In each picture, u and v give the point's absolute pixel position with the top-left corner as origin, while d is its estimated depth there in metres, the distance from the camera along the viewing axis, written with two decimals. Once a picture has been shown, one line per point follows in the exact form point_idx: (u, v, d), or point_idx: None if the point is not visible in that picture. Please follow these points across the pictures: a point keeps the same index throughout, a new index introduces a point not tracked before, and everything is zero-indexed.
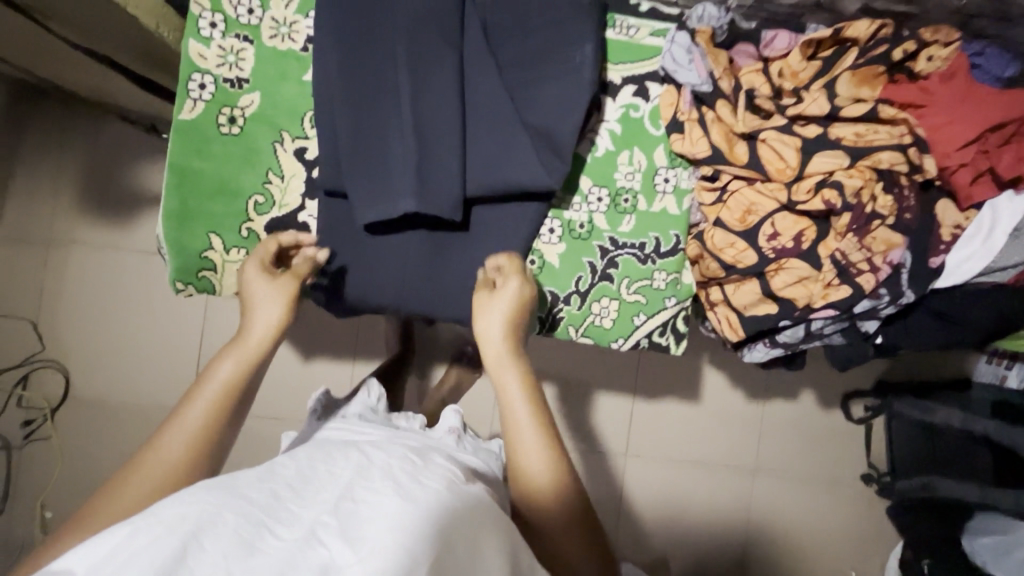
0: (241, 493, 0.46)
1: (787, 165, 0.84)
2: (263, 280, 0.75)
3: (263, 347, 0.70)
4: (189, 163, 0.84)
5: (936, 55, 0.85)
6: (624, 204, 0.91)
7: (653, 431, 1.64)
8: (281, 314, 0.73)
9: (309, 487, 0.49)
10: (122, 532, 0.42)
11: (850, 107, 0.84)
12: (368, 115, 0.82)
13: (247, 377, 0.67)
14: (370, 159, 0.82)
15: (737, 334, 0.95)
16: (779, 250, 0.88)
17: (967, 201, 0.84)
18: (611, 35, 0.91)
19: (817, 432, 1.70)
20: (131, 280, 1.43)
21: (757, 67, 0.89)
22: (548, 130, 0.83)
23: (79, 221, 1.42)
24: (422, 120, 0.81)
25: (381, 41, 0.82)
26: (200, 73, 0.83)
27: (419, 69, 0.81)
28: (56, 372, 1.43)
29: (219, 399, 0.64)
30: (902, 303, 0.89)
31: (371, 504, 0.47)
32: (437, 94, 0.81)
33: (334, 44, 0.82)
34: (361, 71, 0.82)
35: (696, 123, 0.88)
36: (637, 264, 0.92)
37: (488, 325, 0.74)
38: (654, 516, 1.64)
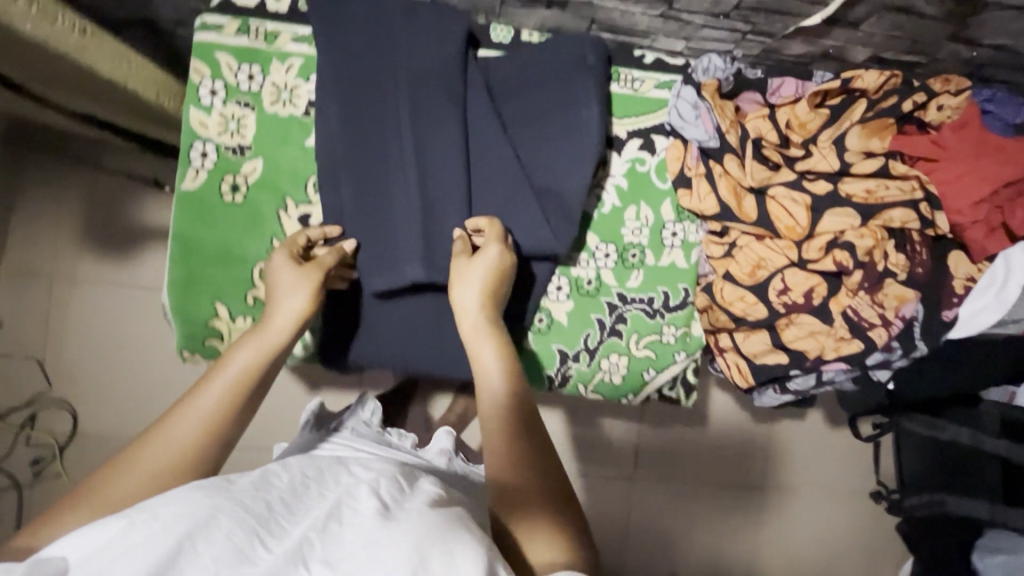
0: (235, 498, 0.45)
1: (796, 223, 0.84)
2: (290, 270, 0.75)
3: (282, 337, 0.69)
4: (192, 232, 0.83)
5: (946, 104, 0.84)
6: (632, 259, 0.91)
7: (661, 453, 1.64)
8: (304, 306, 0.72)
9: (301, 501, 0.47)
10: (118, 524, 0.42)
11: (859, 164, 0.83)
12: (372, 177, 0.81)
13: (263, 367, 0.65)
14: (375, 223, 0.80)
15: (746, 380, 0.93)
16: (790, 305, 0.87)
17: (980, 254, 0.83)
18: (615, 89, 0.89)
19: (826, 451, 1.69)
20: (133, 315, 1.38)
21: (764, 112, 0.89)
22: (555, 191, 0.83)
23: (74, 258, 1.36)
24: (428, 183, 0.80)
25: (382, 99, 0.80)
26: (202, 141, 0.83)
27: (423, 131, 0.80)
28: (65, 411, 1.37)
29: (235, 385, 0.63)
30: (914, 356, 0.87)
31: (359, 523, 0.44)
32: (441, 156, 0.80)
33: (335, 106, 0.81)
34: (362, 131, 0.81)
35: (703, 177, 0.88)
36: (646, 319, 0.91)
37: (465, 292, 0.74)
38: (664, 539, 1.63)
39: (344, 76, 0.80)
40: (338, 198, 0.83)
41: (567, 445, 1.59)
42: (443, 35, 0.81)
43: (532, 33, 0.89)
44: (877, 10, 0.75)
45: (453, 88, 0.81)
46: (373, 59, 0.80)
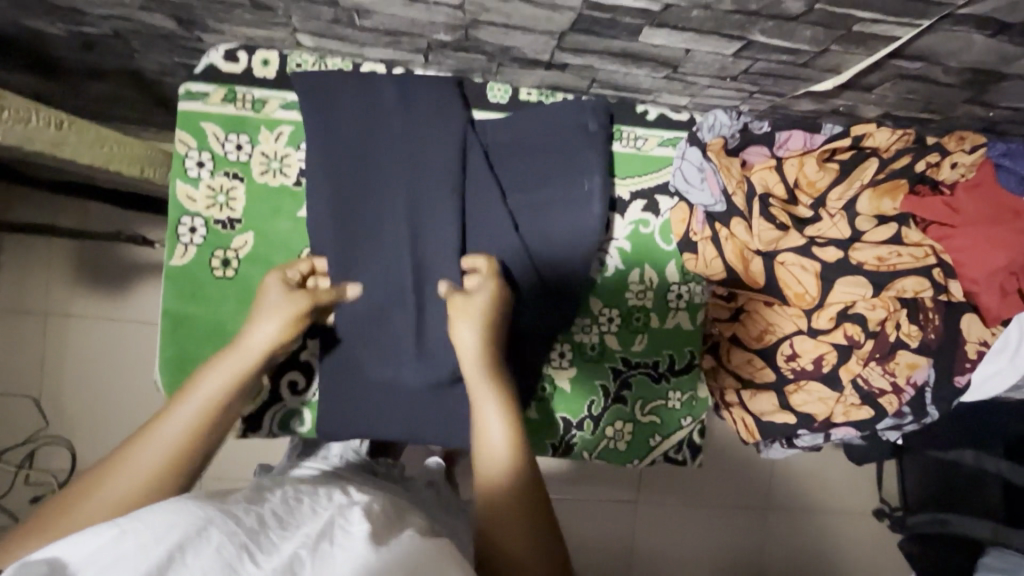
0: (226, 511, 0.44)
1: (806, 291, 0.82)
2: (277, 291, 0.71)
3: (252, 359, 0.66)
4: (185, 309, 0.81)
5: (960, 162, 0.81)
6: (636, 323, 0.88)
7: (665, 477, 1.63)
8: (280, 333, 0.68)
9: (293, 516, 0.46)
10: (108, 534, 0.41)
11: (871, 231, 0.81)
12: (366, 269, 0.78)
13: (233, 394, 0.63)
14: (371, 317, 0.78)
15: (754, 437, 0.91)
16: (798, 371, 0.85)
17: (995, 318, 0.81)
18: (617, 147, 0.86)
19: (830, 470, 1.68)
20: (129, 354, 1.34)
21: (771, 163, 0.85)
22: (556, 262, 0.81)
23: (66, 301, 1.32)
24: (424, 272, 0.78)
25: (376, 187, 0.78)
26: (190, 216, 0.79)
27: (420, 220, 0.78)
28: (62, 448, 1.34)
29: (203, 411, 0.61)
30: (926, 421, 0.86)
31: (351, 543, 0.43)
32: (437, 245, 0.78)
33: (323, 200, 0.77)
34: (355, 221, 0.78)
35: (709, 241, 0.85)
36: (650, 384, 0.89)
37: (467, 330, 0.70)
38: (666, 563, 1.64)
39: (334, 157, 0.77)
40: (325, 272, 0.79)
41: (569, 469, 1.58)
42: (444, 121, 0.79)
43: (530, 90, 0.85)
44: (893, 77, 0.72)
45: (452, 170, 0.79)
46: (365, 145, 0.78)
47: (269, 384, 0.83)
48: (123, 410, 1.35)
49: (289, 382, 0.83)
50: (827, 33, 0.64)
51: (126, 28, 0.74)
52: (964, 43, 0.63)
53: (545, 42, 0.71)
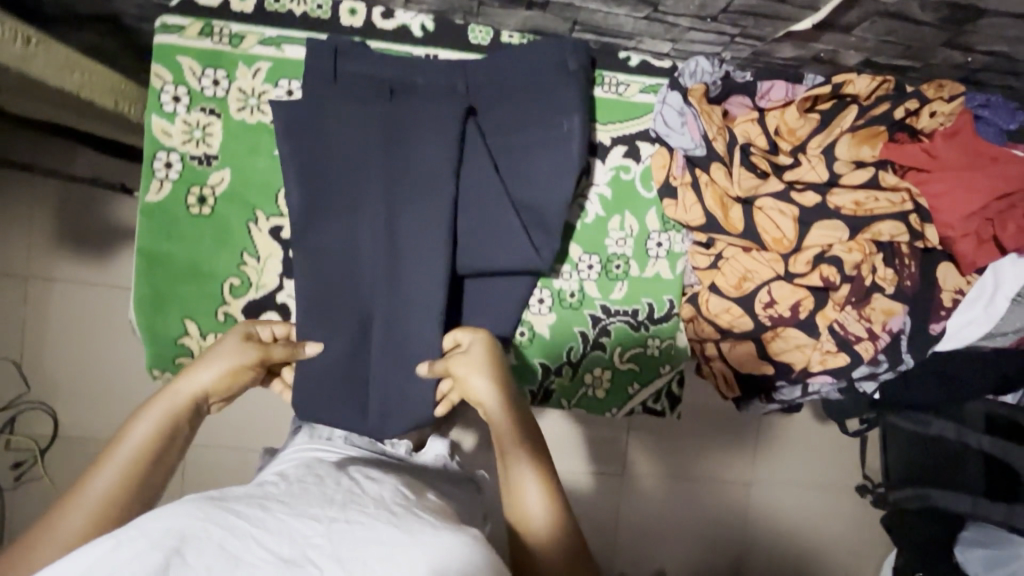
0: (226, 507, 0.44)
1: (784, 235, 0.82)
2: (229, 343, 0.73)
3: (185, 403, 0.65)
4: (160, 246, 0.79)
5: (938, 111, 0.82)
6: (616, 270, 0.88)
7: (649, 452, 1.61)
8: (219, 378, 0.69)
9: (301, 502, 0.46)
10: (106, 544, 0.40)
11: (849, 175, 0.81)
12: (342, 225, 0.79)
13: (164, 437, 0.62)
14: (344, 273, 0.79)
15: (733, 391, 0.93)
16: (776, 318, 0.85)
17: (970, 266, 0.80)
18: (599, 93, 0.86)
19: (815, 444, 1.69)
20: (105, 317, 1.31)
21: (752, 115, 0.85)
22: (534, 202, 0.81)
23: (36, 257, 1.28)
24: (399, 229, 0.77)
25: (360, 147, 0.78)
26: (166, 151, 0.79)
27: (398, 178, 0.77)
28: (43, 413, 1.32)
29: (132, 460, 0.58)
30: (901, 368, 0.86)
31: (366, 523, 0.44)
32: (418, 195, 0.78)
33: (303, 157, 0.78)
34: (334, 179, 0.78)
35: (689, 187, 0.85)
36: (630, 332, 0.89)
37: (480, 381, 0.71)
38: (647, 540, 1.63)
39: (318, 109, 0.78)
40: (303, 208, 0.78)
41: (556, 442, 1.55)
42: (429, 75, 0.81)
43: (512, 34, 0.85)
44: (869, 15, 0.72)
45: (436, 126, 0.77)
46: (351, 103, 0.78)
47: None
48: (101, 373, 1.32)
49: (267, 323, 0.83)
50: None
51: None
52: None
53: None
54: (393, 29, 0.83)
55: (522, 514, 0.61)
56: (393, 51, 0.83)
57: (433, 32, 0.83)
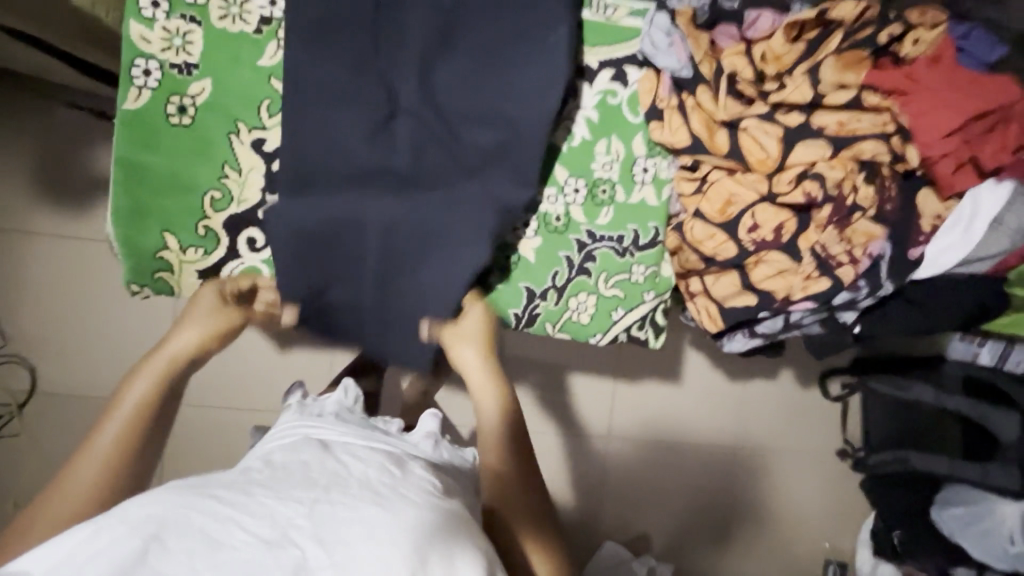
0: (208, 493, 0.49)
1: (768, 155, 0.82)
2: (205, 307, 0.80)
3: (175, 362, 0.74)
4: (139, 156, 0.78)
5: (922, 38, 0.83)
6: (602, 195, 0.88)
7: (638, 417, 1.54)
8: (199, 336, 0.78)
9: (283, 485, 0.52)
10: (85, 532, 0.46)
11: (833, 95, 0.81)
12: (332, 154, 0.79)
13: (158, 394, 0.70)
14: (334, 195, 0.80)
15: (717, 325, 0.93)
16: (759, 242, 0.86)
17: (949, 187, 0.82)
18: (587, 15, 0.86)
19: (813, 414, 1.62)
20: (81, 266, 1.26)
21: (740, 48, 0.85)
22: (516, 122, 0.80)
23: (10, 202, 1.23)
24: (422, 162, 0.81)
25: (353, 78, 0.78)
26: (144, 58, 0.77)
27: (427, 116, 0.80)
28: (20, 367, 1.27)
29: (132, 415, 0.67)
30: (881, 294, 0.87)
31: (344, 506, 0.50)
32: (436, 108, 0.80)
33: (300, 85, 0.77)
34: (323, 107, 0.78)
35: (676, 111, 0.85)
36: (615, 258, 0.90)
37: (469, 352, 0.83)
38: (632, 501, 1.57)
39: (306, 24, 0.77)
40: (304, 122, 0.78)
41: (546, 406, 1.50)
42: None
43: None
44: None
45: (427, 55, 0.79)
46: (338, 21, 0.78)
47: (228, 238, 0.83)
48: (77, 324, 1.28)
49: (248, 239, 0.83)
50: None
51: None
52: None
53: None
54: None
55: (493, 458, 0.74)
56: None
57: None
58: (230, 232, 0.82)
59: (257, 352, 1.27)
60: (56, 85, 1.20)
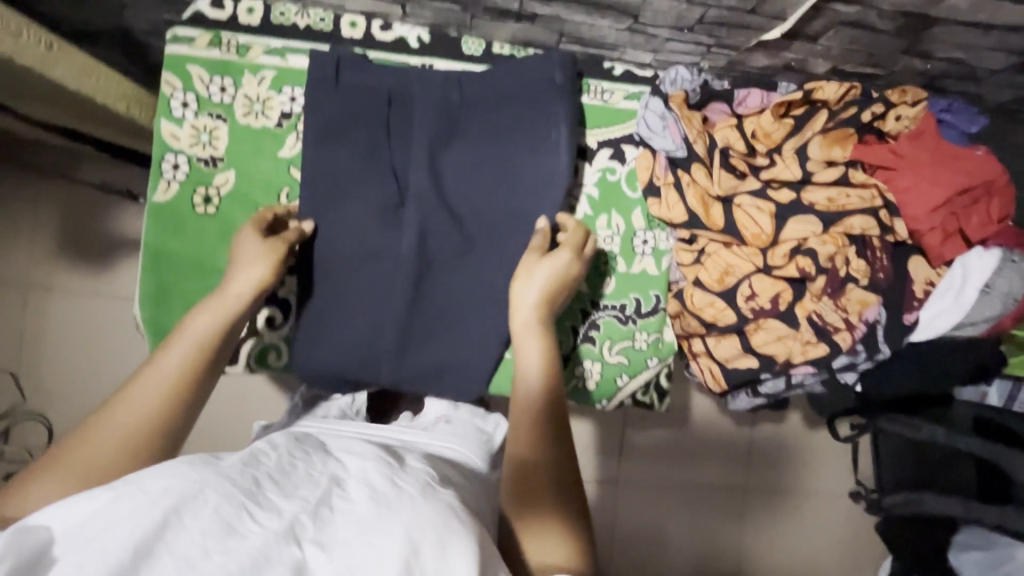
0: (223, 472, 0.44)
1: (761, 230, 0.86)
2: (252, 242, 0.77)
3: (236, 301, 0.73)
4: (167, 244, 0.83)
5: (904, 115, 0.88)
6: (604, 266, 0.92)
7: (648, 461, 1.55)
8: (263, 274, 0.75)
9: (291, 479, 0.46)
10: (104, 497, 0.40)
11: (821, 173, 0.86)
12: (344, 242, 0.84)
13: (219, 332, 0.70)
14: (347, 277, 0.85)
15: (720, 385, 0.95)
16: (757, 310, 0.89)
17: (938, 255, 0.85)
18: (586, 100, 0.91)
19: (822, 455, 1.61)
20: (106, 325, 1.31)
21: (732, 121, 0.91)
22: (524, 209, 0.86)
23: (41, 268, 1.28)
24: (428, 246, 0.85)
25: (365, 169, 0.84)
26: (174, 153, 0.83)
27: (433, 203, 0.85)
28: (39, 423, 1.30)
29: (196, 350, 0.67)
30: (880, 358, 0.89)
31: (351, 509, 0.44)
32: (451, 198, 0.86)
33: (316, 176, 0.83)
34: (336, 196, 0.83)
35: (672, 187, 0.89)
36: (618, 326, 0.93)
37: (524, 288, 0.80)
38: (643, 549, 1.56)
39: (325, 122, 0.82)
40: (324, 211, 0.84)
41: None
42: (426, 89, 0.86)
43: (503, 45, 0.90)
44: (834, 24, 0.76)
45: (435, 146, 0.85)
46: (353, 116, 0.83)
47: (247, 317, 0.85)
48: (99, 382, 1.32)
49: (266, 317, 0.85)
50: None
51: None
52: None
53: None
54: (391, 41, 0.87)
55: (525, 437, 0.70)
56: (390, 62, 0.86)
57: (429, 44, 0.88)
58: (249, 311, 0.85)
59: (259, 403, 1.26)
60: (86, 158, 1.27)
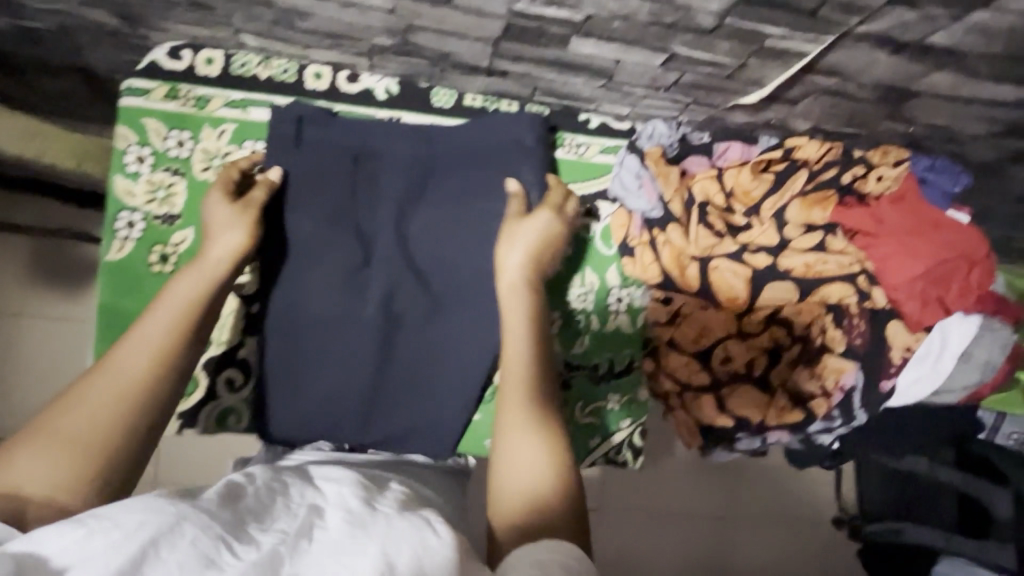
0: (200, 506, 0.44)
1: (737, 295, 0.86)
2: (222, 207, 0.75)
3: (220, 266, 0.70)
4: (119, 304, 0.79)
5: (885, 176, 0.85)
6: (578, 324, 0.89)
7: None
8: (240, 239, 0.73)
9: (269, 514, 0.46)
10: (75, 532, 0.39)
11: (799, 238, 0.85)
12: (303, 304, 0.81)
13: (205, 293, 0.68)
14: (305, 341, 0.81)
15: (694, 441, 0.91)
16: (732, 374, 0.87)
17: (917, 323, 0.83)
18: (560, 154, 0.89)
19: None
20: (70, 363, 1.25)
21: (712, 173, 0.88)
22: (491, 269, 0.83)
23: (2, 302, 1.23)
24: (394, 307, 0.83)
25: (330, 230, 0.82)
26: (128, 211, 0.79)
27: (398, 266, 0.83)
28: None
29: (181, 313, 0.64)
30: (855, 424, 0.87)
31: (327, 538, 0.44)
32: (420, 255, 0.84)
33: (280, 237, 0.81)
34: (299, 257, 0.81)
35: (647, 246, 0.87)
36: (591, 385, 0.90)
37: (512, 249, 0.76)
38: None
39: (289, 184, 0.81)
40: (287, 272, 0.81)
41: None
42: (395, 144, 0.84)
43: (474, 97, 0.88)
44: (814, 90, 0.73)
45: (403, 204, 0.84)
46: (316, 174, 0.81)
47: (207, 380, 0.82)
48: None
49: (227, 380, 0.83)
50: (742, 47, 0.64)
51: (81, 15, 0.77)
52: (868, 60, 0.63)
53: (481, 49, 0.73)
54: (357, 92, 0.85)
55: (516, 402, 0.63)
56: (354, 114, 0.84)
57: (397, 95, 0.86)
58: (209, 373, 0.82)
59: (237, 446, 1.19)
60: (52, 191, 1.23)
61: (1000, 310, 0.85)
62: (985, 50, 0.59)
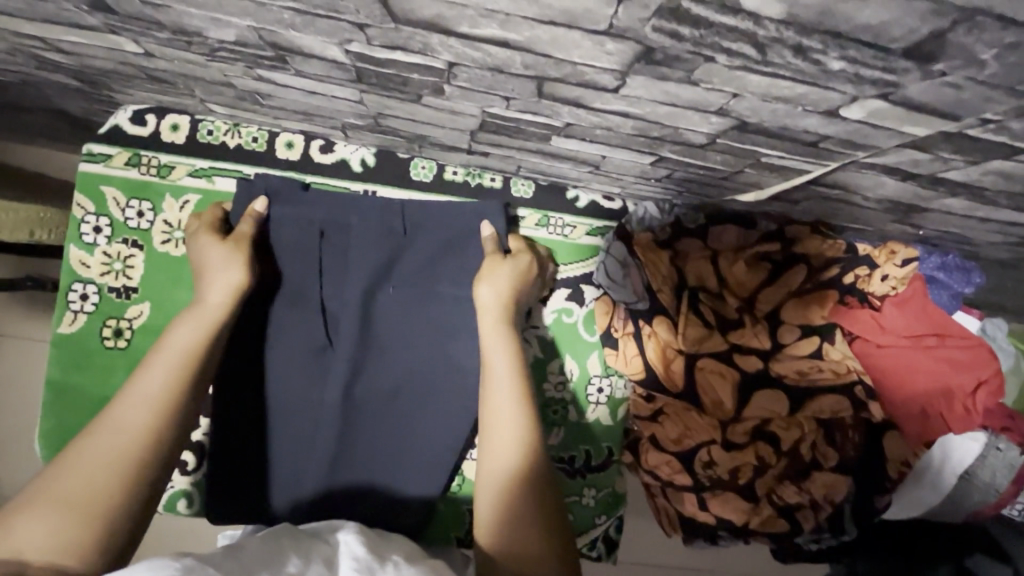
0: (205, 563, 0.44)
1: (723, 400, 0.81)
2: (215, 249, 0.71)
3: (219, 311, 0.68)
4: (67, 381, 0.75)
5: (890, 276, 0.80)
6: (554, 415, 0.84)
7: None
8: (244, 275, 0.70)
9: (274, 561, 0.47)
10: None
11: (793, 343, 0.82)
12: (262, 388, 0.76)
13: (206, 342, 0.65)
14: (254, 427, 0.76)
15: (674, 531, 0.82)
16: (714, 480, 0.80)
17: (918, 437, 0.78)
18: (545, 234, 0.84)
19: None
20: None
21: (706, 254, 0.82)
22: (456, 359, 0.78)
23: None
24: (358, 395, 0.77)
25: (295, 312, 0.76)
26: (82, 282, 0.76)
27: (362, 353, 0.77)
28: None
29: (181, 364, 0.62)
30: (844, 539, 0.80)
31: None
32: (388, 338, 0.78)
33: (248, 319, 0.76)
34: (258, 343, 0.76)
35: (631, 338, 0.82)
36: (564, 479, 0.84)
37: (490, 291, 0.74)
38: None
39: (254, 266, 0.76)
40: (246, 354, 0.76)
41: None
42: (365, 220, 0.78)
43: (456, 170, 0.83)
44: (816, 196, 0.67)
45: (373, 285, 0.78)
46: (282, 254, 0.76)
47: None
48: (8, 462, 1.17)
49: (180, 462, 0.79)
50: (737, 159, 0.58)
51: (39, 76, 0.72)
52: (875, 182, 0.57)
53: (459, 135, 0.68)
54: (330, 163, 0.80)
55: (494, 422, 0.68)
56: (328, 186, 0.80)
57: (373, 167, 0.81)
58: None
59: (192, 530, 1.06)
60: None
61: (1009, 428, 0.77)
62: (1005, 188, 0.53)
